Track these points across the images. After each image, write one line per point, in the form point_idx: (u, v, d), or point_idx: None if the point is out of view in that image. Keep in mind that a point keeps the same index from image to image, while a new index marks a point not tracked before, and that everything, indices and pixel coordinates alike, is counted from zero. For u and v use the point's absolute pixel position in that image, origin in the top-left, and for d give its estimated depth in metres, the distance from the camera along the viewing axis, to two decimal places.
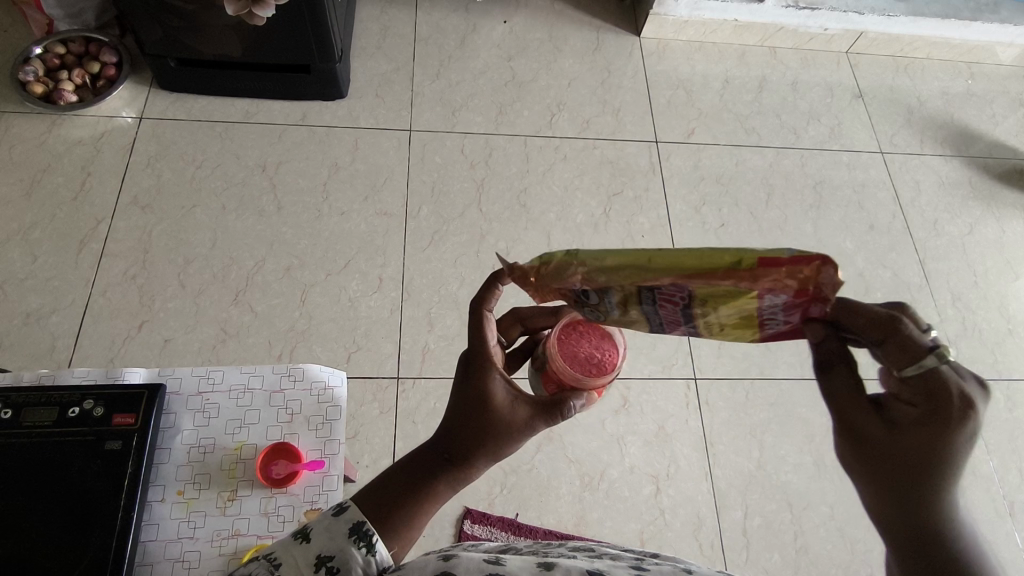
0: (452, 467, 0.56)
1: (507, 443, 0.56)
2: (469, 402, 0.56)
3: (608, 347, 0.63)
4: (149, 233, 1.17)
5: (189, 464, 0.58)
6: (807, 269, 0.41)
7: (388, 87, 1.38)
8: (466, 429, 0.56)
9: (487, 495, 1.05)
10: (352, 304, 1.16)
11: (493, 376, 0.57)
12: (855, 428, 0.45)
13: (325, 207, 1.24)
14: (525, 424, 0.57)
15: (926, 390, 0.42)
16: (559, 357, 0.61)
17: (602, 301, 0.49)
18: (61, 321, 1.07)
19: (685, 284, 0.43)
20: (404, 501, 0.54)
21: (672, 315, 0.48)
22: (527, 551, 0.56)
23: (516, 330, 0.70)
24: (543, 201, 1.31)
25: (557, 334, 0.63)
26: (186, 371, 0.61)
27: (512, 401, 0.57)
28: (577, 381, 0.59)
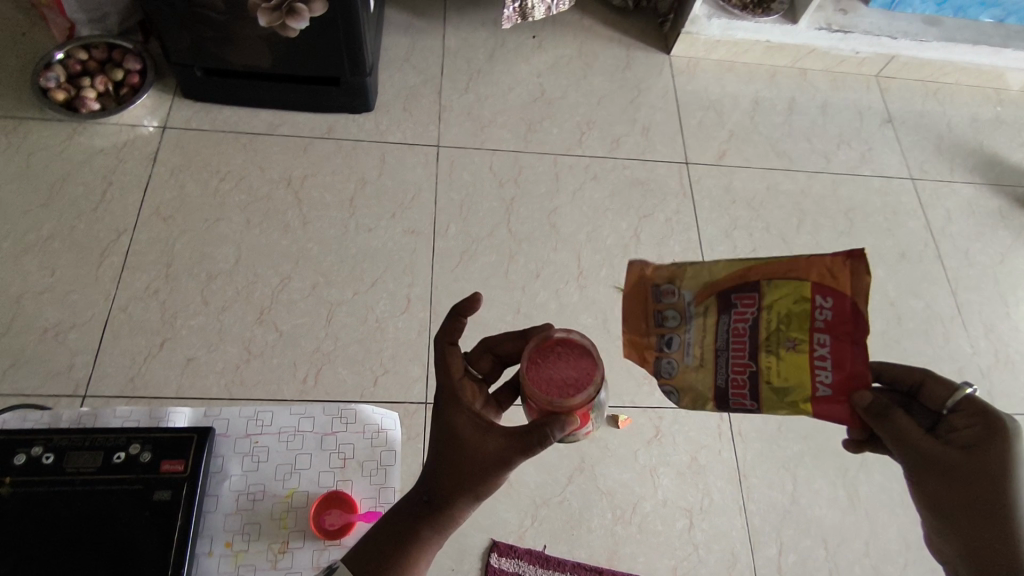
0: (435, 509, 0.54)
1: (483, 477, 0.53)
2: (443, 440, 0.55)
3: (587, 367, 0.56)
4: (171, 247, 1.13)
5: (238, 513, 0.55)
6: (843, 271, 0.54)
7: (416, 101, 1.35)
8: (447, 467, 0.54)
9: (517, 527, 1.02)
10: (379, 325, 1.13)
11: (461, 411, 0.56)
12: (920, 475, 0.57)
13: (352, 224, 1.21)
14: (501, 456, 0.53)
15: (992, 424, 0.55)
16: (531, 383, 0.55)
17: (682, 329, 0.61)
18: (79, 338, 1.04)
19: (755, 281, 0.57)
20: (394, 550, 0.53)
21: (739, 340, 0.57)
22: None
23: (487, 361, 0.66)
24: (573, 222, 1.28)
25: (529, 355, 0.56)
26: (234, 412, 0.58)
27: (485, 433, 0.55)
28: (553, 406, 0.53)
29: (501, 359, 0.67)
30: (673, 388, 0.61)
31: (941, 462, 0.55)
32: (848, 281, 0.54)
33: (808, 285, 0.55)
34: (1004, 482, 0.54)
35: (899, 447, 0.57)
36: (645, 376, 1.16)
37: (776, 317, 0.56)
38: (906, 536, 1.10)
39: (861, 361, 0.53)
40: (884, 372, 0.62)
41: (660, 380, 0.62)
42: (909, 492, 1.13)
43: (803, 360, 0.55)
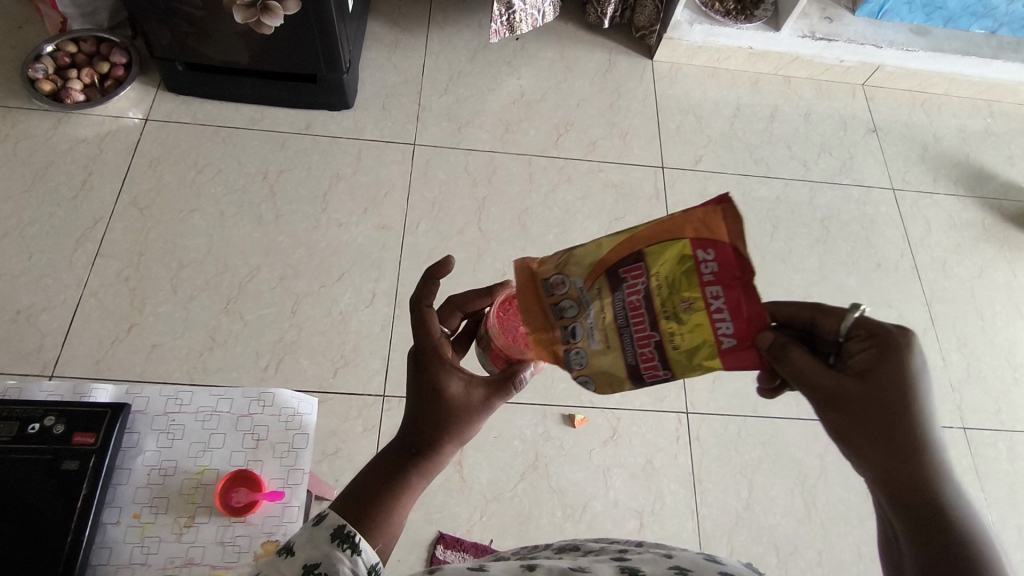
0: (421, 458, 0.57)
1: (466, 421, 0.59)
2: (427, 394, 0.59)
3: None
4: (146, 236, 1.17)
5: (148, 487, 0.57)
6: (723, 218, 0.44)
7: (395, 100, 1.38)
8: (431, 421, 0.58)
9: (467, 521, 1.04)
10: (343, 318, 1.15)
11: (447, 367, 0.59)
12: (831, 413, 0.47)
13: (323, 218, 1.23)
14: (484, 405, 0.59)
15: (887, 342, 0.47)
16: (502, 336, 0.59)
17: (584, 318, 0.50)
18: (51, 321, 1.08)
19: (638, 249, 0.47)
20: (382, 497, 0.55)
21: (637, 314, 0.47)
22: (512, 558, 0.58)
23: (458, 318, 0.68)
24: (543, 223, 1.29)
25: (497, 312, 0.61)
26: (155, 390, 0.60)
27: (468, 386, 0.59)
28: (523, 358, 0.59)
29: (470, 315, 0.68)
30: (587, 378, 0.52)
31: (841, 391, 0.46)
32: (726, 227, 0.44)
33: (686, 242, 0.45)
34: (901, 395, 0.46)
35: (797, 385, 0.47)
36: None
37: (670, 286, 0.46)
38: (861, 547, 1.09)
39: (757, 302, 0.44)
40: (773, 309, 0.51)
41: (574, 373, 0.53)
42: (866, 503, 1.12)
43: (703, 319, 0.45)
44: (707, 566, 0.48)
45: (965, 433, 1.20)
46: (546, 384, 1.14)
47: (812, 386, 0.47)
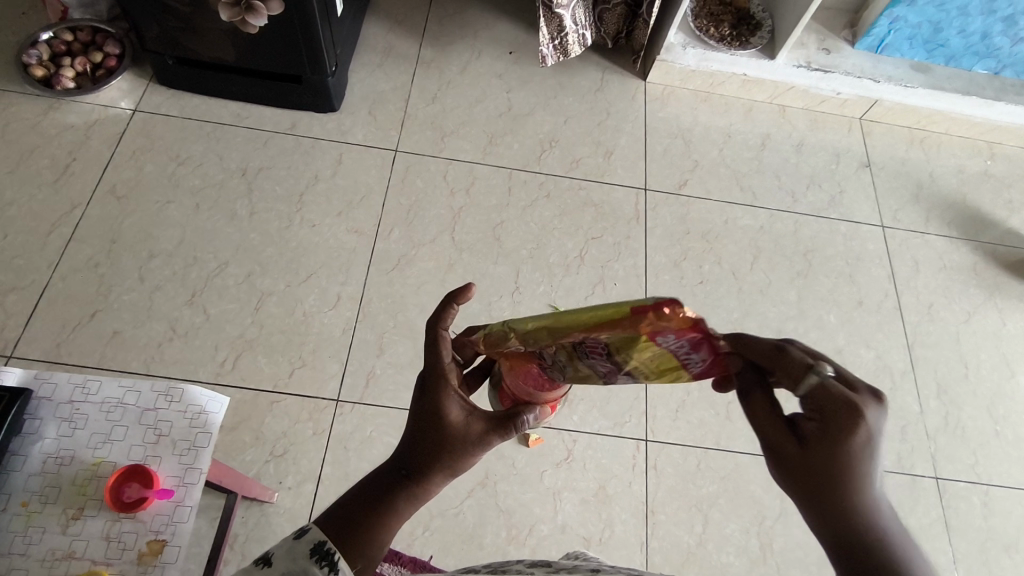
0: (411, 483, 0.59)
1: (461, 454, 0.59)
2: (427, 420, 0.59)
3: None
4: (120, 224, 1.18)
5: (41, 475, 0.56)
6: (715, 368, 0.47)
7: (382, 105, 1.38)
8: (427, 447, 0.58)
9: (408, 534, 1.02)
10: (305, 318, 1.15)
11: (449, 395, 0.59)
12: (821, 455, 0.46)
13: (297, 218, 1.24)
14: (481, 439, 0.59)
15: (830, 419, 0.46)
16: (512, 373, 0.60)
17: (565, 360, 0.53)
18: (16, 301, 1.09)
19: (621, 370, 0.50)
20: (367, 515, 0.57)
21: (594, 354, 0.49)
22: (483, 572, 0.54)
23: (471, 349, 0.63)
24: (518, 237, 1.28)
25: (513, 348, 0.61)
26: (63, 377, 0.60)
27: (469, 418, 0.59)
28: (530, 397, 0.60)
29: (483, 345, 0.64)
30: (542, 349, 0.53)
31: (777, 450, 0.48)
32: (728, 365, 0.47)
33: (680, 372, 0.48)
34: (838, 475, 0.46)
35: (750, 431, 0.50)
36: (564, 398, 1.14)
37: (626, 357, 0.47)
38: None
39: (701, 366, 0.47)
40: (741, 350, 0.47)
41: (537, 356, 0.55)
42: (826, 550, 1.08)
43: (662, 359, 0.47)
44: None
45: (937, 484, 1.16)
46: None
47: (757, 436, 0.49)
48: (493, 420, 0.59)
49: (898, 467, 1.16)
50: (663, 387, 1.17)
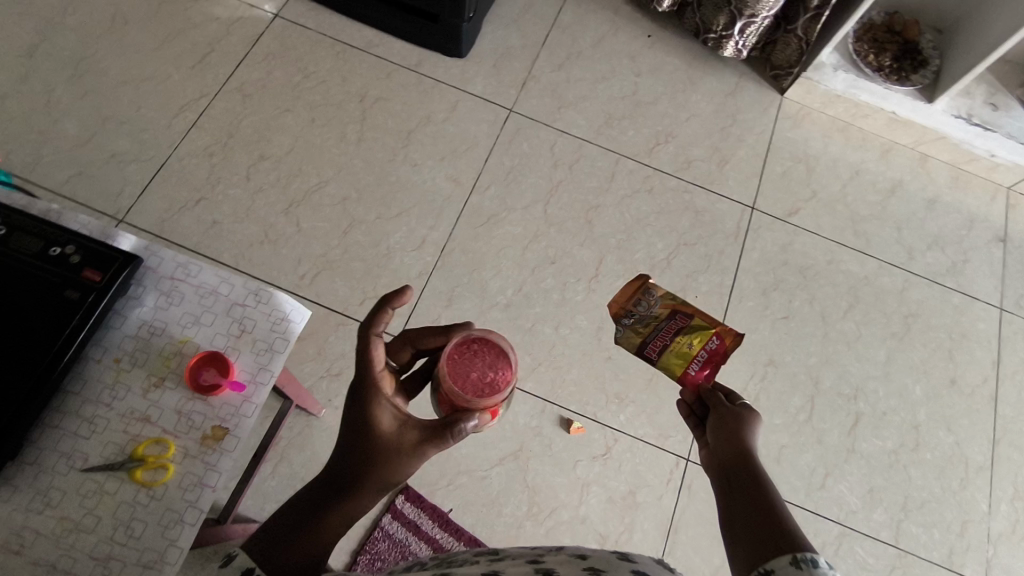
0: (346, 494, 0.60)
1: (398, 463, 0.61)
2: (360, 431, 0.62)
3: (500, 368, 0.64)
4: (240, 122, 1.23)
5: (135, 338, 0.60)
6: (728, 335, 0.92)
7: (508, 61, 1.37)
8: (362, 459, 0.61)
9: (434, 482, 1.04)
10: (387, 253, 1.17)
11: (381, 405, 0.63)
12: (732, 427, 0.69)
13: (401, 154, 1.25)
14: (413, 447, 0.62)
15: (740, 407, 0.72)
16: (450, 378, 0.62)
17: (636, 318, 1.00)
18: (136, 172, 1.16)
19: (688, 316, 0.93)
20: (305, 530, 0.58)
21: (660, 340, 0.92)
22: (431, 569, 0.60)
23: (407, 353, 0.70)
24: (609, 225, 1.25)
25: (450, 352, 0.64)
26: (171, 254, 0.63)
27: (401, 426, 0.63)
28: (469, 404, 0.62)
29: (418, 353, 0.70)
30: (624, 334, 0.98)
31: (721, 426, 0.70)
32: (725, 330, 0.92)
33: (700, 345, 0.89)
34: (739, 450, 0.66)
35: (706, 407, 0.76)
36: (615, 396, 1.13)
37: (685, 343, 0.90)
38: None
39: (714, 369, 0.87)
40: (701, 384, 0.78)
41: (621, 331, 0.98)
42: None
43: (684, 350, 0.89)
44: (620, 566, 0.52)
45: None
46: (555, 381, 1.12)
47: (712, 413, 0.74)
48: (425, 428, 0.62)
49: (944, 561, 1.09)
50: None
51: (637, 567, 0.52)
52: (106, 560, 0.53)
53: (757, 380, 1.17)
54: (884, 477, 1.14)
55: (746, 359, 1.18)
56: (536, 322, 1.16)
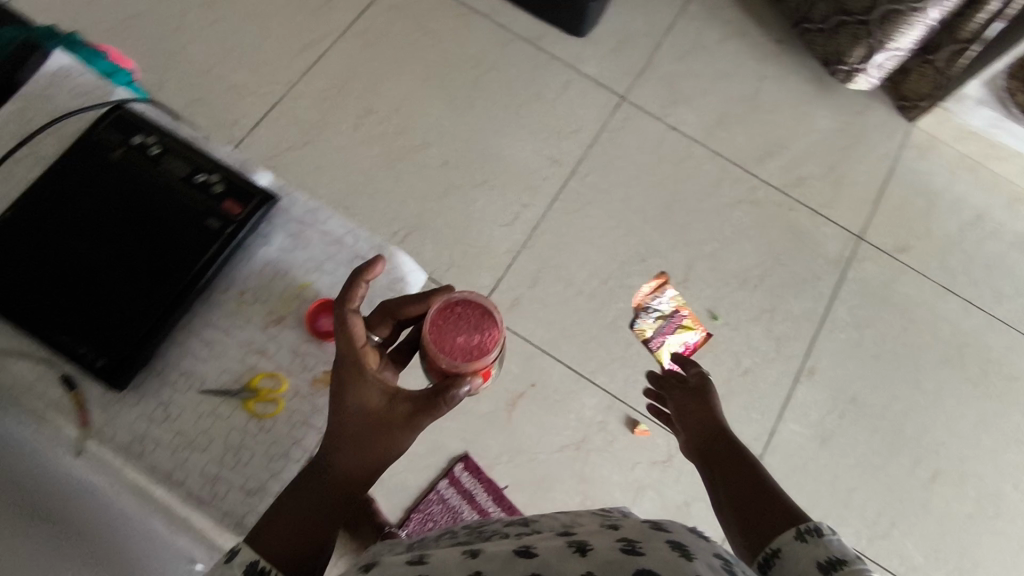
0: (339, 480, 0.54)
1: (396, 441, 0.56)
2: (345, 414, 0.55)
3: (486, 331, 0.63)
4: (355, 70, 1.24)
5: (259, 274, 0.61)
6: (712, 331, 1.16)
7: (628, 46, 1.32)
8: (351, 443, 0.55)
9: (493, 456, 1.05)
10: (479, 223, 1.16)
11: (366, 384, 0.56)
12: (696, 405, 0.79)
13: (507, 126, 1.23)
14: (409, 421, 0.56)
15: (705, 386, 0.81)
16: (437, 343, 0.61)
17: (645, 312, 1.14)
18: (252, 106, 1.19)
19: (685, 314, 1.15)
20: (293, 524, 0.51)
21: (665, 331, 1.14)
22: (462, 534, 0.61)
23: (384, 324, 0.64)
24: (706, 230, 1.21)
25: (433, 318, 0.61)
26: (301, 197, 0.64)
27: (391, 401, 0.56)
28: (460, 368, 0.60)
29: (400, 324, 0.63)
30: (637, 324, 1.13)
31: (688, 408, 0.79)
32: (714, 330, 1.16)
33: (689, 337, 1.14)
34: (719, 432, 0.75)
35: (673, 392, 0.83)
36: None
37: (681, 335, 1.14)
38: None
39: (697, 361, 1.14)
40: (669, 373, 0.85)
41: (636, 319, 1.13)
42: None
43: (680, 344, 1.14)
44: (655, 538, 0.50)
45: None
46: (627, 379, 1.11)
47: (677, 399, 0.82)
48: (418, 399, 0.56)
49: None
50: (787, 441, 1.10)
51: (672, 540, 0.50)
52: (215, 479, 0.56)
53: (833, 416, 1.13)
54: (954, 540, 1.08)
55: (826, 392, 1.14)
56: (617, 317, 1.14)
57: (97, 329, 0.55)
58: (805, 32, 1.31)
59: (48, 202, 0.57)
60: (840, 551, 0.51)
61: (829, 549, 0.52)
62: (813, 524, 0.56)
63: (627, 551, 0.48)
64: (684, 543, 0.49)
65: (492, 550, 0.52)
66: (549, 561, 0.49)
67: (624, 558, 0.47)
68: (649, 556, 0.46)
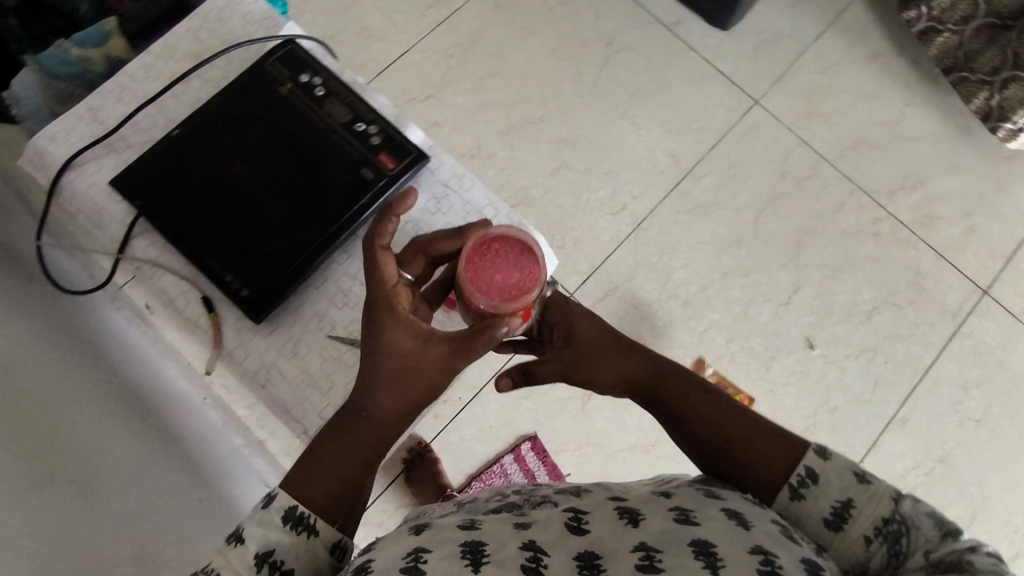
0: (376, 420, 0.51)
1: (427, 385, 0.52)
2: (380, 354, 0.52)
3: (528, 268, 0.54)
4: (485, 29, 1.20)
5: (399, 231, 0.61)
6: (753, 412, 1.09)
7: (771, 48, 1.24)
8: (384, 384, 0.51)
9: (562, 443, 1.04)
10: (586, 207, 1.14)
11: (399, 323, 0.52)
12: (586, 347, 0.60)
13: (630, 112, 1.19)
14: (445, 363, 0.52)
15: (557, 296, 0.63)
16: (470, 281, 0.53)
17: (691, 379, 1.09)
18: (379, 51, 1.17)
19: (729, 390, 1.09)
20: (329, 467, 0.49)
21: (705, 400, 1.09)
22: (517, 496, 0.55)
23: (422, 263, 0.59)
24: (819, 255, 1.15)
25: (467, 255, 0.54)
26: (449, 161, 0.64)
27: (425, 342, 0.52)
28: (496, 309, 0.53)
29: (434, 263, 0.59)
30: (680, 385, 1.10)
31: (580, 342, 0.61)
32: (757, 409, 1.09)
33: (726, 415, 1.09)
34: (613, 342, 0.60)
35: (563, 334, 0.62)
36: None
37: None
38: None
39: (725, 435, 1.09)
40: None
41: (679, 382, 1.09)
42: None
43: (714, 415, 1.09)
44: (707, 503, 0.46)
45: None
46: None
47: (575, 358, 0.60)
48: (453, 342, 0.51)
49: None
50: None
51: (727, 506, 0.46)
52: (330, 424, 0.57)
53: (920, 472, 1.07)
54: None
55: (916, 445, 1.08)
56: (710, 328, 1.11)
57: (241, 258, 0.56)
58: (956, 81, 1.17)
59: (216, 128, 0.58)
60: (851, 467, 0.47)
61: (830, 493, 0.47)
62: (800, 461, 0.49)
63: (680, 520, 0.44)
64: (741, 510, 0.45)
65: (546, 518, 0.47)
66: (601, 539, 0.44)
67: (676, 528, 0.43)
68: (706, 526, 0.43)
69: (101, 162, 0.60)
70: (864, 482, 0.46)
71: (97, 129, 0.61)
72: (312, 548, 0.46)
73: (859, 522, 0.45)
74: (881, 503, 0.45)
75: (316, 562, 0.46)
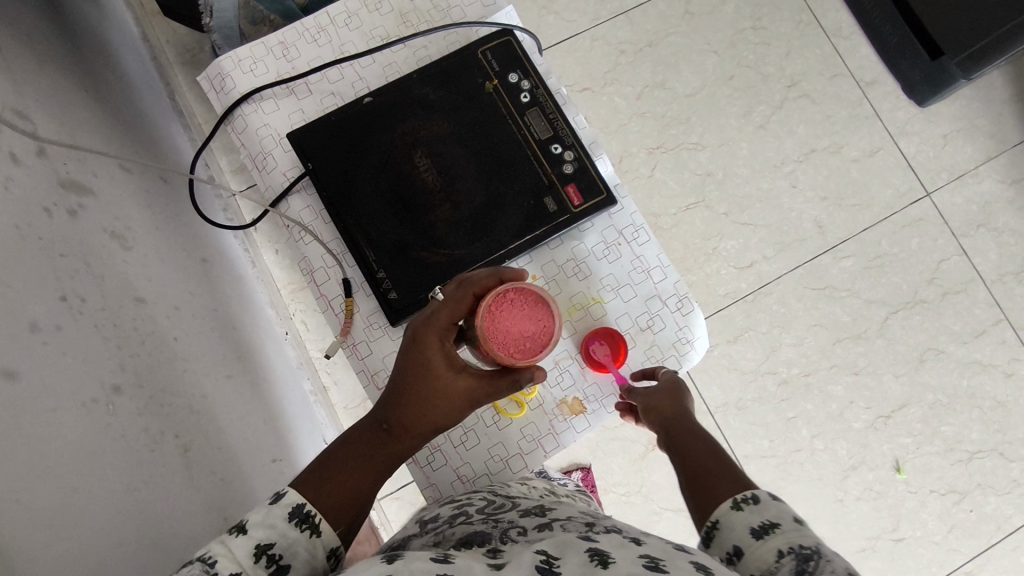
0: (395, 435, 0.48)
1: (452, 415, 0.49)
2: (409, 370, 0.48)
3: (544, 317, 0.47)
4: (666, 34, 1.11)
5: (559, 268, 0.58)
6: None
7: (964, 141, 1.12)
8: (410, 403, 0.48)
9: (612, 481, 1.00)
10: (712, 252, 1.06)
11: (434, 347, 0.47)
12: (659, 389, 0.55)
13: (789, 166, 1.09)
14: (470, 395, 0.48)
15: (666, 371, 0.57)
16: (489, 338, 0.46)
17: None
18: (551, 26, 1.09)
19: None
20: (345, 474, 0.46)
21: None
22: (477, 514, 0.47)
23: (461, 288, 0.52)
24: (938, 377, 1.06)
25: (486, 308, 0.46)
26: (630, 207, 0.59)
27: (455, 371, 0.48)
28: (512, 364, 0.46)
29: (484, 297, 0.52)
30: None
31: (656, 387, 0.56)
32: None
33: None
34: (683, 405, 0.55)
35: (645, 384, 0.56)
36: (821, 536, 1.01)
37: None
38: None
39: None
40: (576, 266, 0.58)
41: None
42: None
43: None
44: (676, 553, 0.38)
45: None
46: (776, 481, 1.02)
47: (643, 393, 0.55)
48: (481, 379, 0.48)
49: None
50: None
51: (698, 560, 0.38)
52: (434, 449, 0.55)
53: None
54: None
55: None
56: (798, 416, 1.04)
57: (399, 256, 0.53)
58: None
59: (408, 108, 0.54)
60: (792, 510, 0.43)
61: (762, 513, 0.43)
62: (749, 489, 0.46)
63: (651, 569, 0.35)
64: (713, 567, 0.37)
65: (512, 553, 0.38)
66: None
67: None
68: None
69: (279, 104, 0.57)
70: (800, 524, 0.42)
71: (283, 67, 0.57)
72: (312, 550, 0.42)
73: (776, 539, 0.41)
74: (804, 536, 0.41)
75: (313, 565, 0.42)
